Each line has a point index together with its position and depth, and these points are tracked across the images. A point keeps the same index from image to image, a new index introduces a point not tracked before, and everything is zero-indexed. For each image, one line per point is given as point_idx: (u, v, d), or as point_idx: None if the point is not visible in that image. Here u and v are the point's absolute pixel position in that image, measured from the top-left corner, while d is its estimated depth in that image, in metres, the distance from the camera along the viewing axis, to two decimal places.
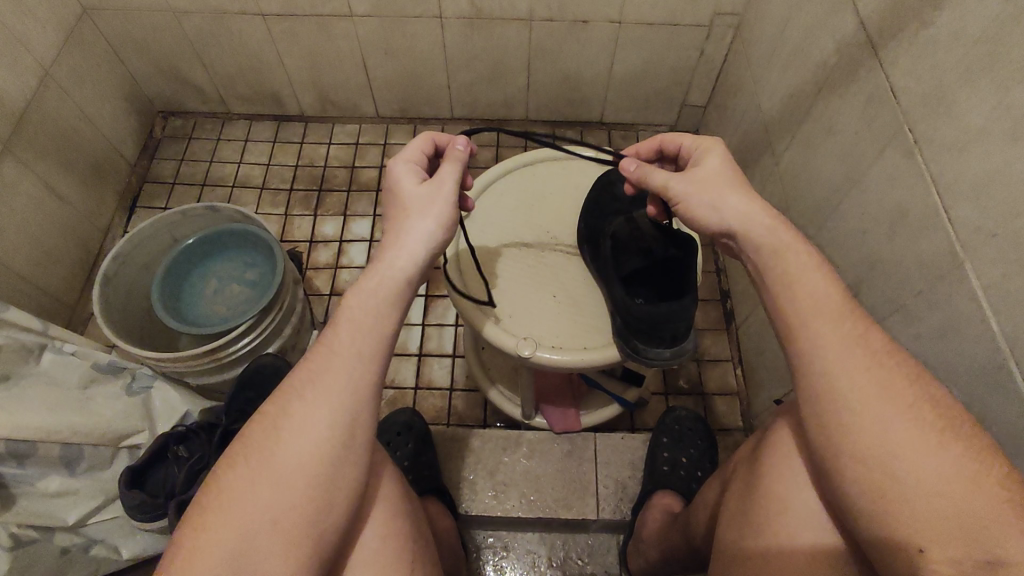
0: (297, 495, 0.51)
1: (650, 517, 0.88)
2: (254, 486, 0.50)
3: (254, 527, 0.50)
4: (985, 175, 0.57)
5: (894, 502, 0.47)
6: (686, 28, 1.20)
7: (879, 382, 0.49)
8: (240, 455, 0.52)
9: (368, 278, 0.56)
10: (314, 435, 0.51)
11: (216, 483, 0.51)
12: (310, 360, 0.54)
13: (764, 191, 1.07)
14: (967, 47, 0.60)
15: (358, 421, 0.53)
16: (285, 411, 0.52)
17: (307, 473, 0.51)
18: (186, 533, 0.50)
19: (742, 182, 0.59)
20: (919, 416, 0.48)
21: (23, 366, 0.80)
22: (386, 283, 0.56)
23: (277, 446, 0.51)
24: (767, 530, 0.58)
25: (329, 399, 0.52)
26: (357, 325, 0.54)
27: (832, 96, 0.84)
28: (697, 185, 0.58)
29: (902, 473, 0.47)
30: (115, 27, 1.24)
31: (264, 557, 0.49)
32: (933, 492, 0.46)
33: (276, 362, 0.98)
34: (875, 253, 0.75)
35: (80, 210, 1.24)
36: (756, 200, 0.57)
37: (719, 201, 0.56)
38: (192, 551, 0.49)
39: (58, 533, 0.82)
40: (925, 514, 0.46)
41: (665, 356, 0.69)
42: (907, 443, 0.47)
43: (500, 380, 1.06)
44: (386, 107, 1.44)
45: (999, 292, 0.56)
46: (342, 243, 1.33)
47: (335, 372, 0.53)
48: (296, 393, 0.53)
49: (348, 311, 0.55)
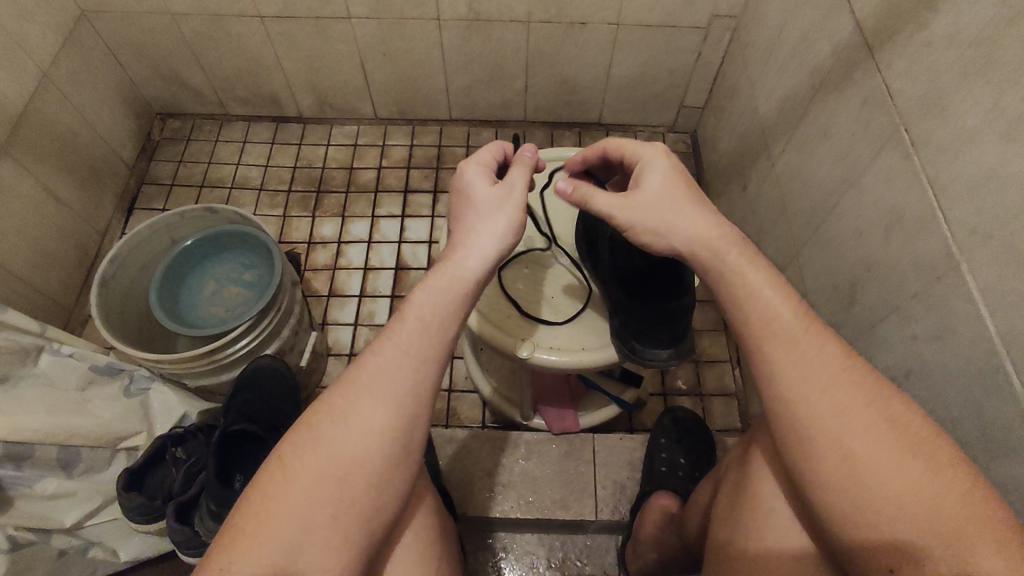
0: (353, 488, 0.51)
1: (646, 520, 0.86)
2: (314, 478, 0.50)
3: (309, 519, 0.49)
4: (980, 177, 0.58)
5: (865, 510, 0.47)
6: (683, 30, 1.20)
7: (849, 389, 0.50)
8: (301, 445, 0.51)
9: (439, 277, 0.56)
10: (378, 431, 0.52)
11: (271, 474, 0.51)
12: (371, 354, 0.54)
13: (762, 193, 1.08)
14: (962, 49, 0.60)
15: (417, 421, 0.54)
16: (350, 404, 0.52)
17: (367, 469, 0.51)
18: (240, 522, 0.49)
19: (681, 189, 0.59)
20: (894, 423, 0.48)
21: (20, 368, 0.80)
22: (457, 282, 0.56)
23: (340, 438, 0.51)
24: (759, 529, 0.58)
25: (390, 395, 0.53)
26: (426, 324, 0.55)
27: (829, 98, 0.84)
28: (635, 207, 0.59)
29: (872, 481, 0.47)
30: (113, 29, 1.24)
31: (318, 552, 0.49)
32: (902, 500, 0.46)
33: (276, 365, 0.98)
34: (872, 254, 0.75)
35: (79, 212, 1.24)
36: (703, 214, 0.58)
37: (665, 221, 0.58)
38: (245, 541, 0.48)
39: (56, 534, 0.84)
40: (894, 522, 0.46)
41: (663, 356, 0.69)
42: (879, 452, 0.47)
43: (499, 382, 1.07)
44: (384, 109, 1.44)
45: (995, 293, 0.56)
46: (341, 245, 1.33)
47: (401, 370, 0.53)
48: (360, 386, 0.53)
49: (416, 308, 0.55)
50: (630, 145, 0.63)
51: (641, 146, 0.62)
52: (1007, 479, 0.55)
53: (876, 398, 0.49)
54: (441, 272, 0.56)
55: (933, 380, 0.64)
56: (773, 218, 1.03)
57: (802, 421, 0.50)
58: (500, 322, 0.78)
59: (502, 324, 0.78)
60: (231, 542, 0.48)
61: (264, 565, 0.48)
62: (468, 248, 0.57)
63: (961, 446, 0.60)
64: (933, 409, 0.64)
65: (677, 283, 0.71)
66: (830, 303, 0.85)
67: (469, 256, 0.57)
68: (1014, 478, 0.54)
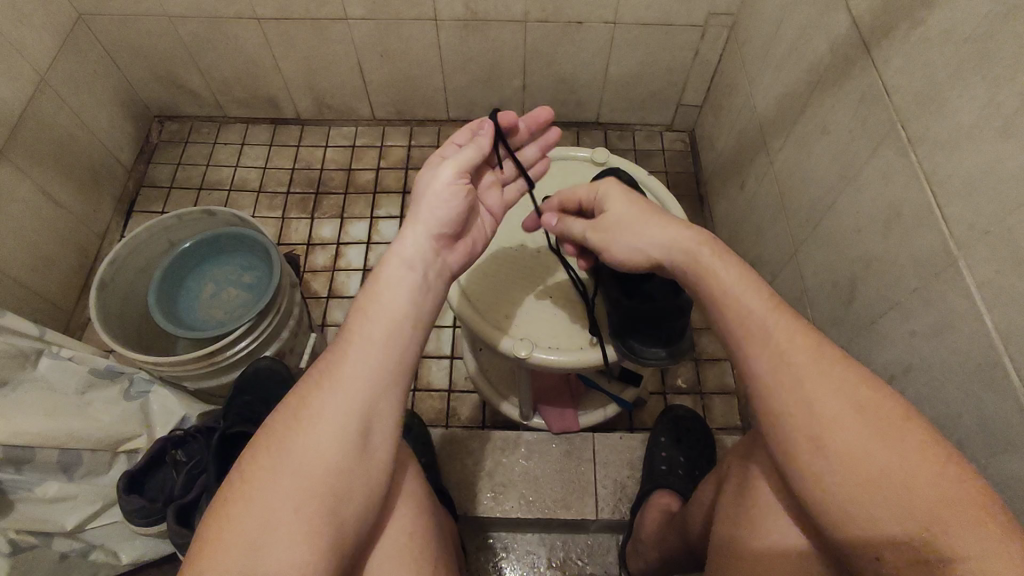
0: (314, 486, 0.50)
1: (648, 518, 0.87)
2: (273, 477, 0.50)
3: (271, 518, 0.49)
4: (976, 174, 0.58)
5: (850, 502, 0.47)
6: (680, 29, 1.20)
7: (847, 382, 0.49)
8: (260, 446, 0.52)
9: (377, 273, 0.59)
10: (333, 424, 0.52)
11: (236, 482, 0.51)
12: (326, 355, 0.56)
13: (760, 191, 1.08)
14: (959, 45, 0.60)
15: (376, 409, 0.54)
16: (306, 401, 0.53)
17: (326, 462, 0.51)
18: (207, 528, 0.49)
19: (642, 208, 0.62)
20: (882, 417, 0.48)
21: (19, 372, 0.80)
22: (394, 271, 0.59)
23: (297, 435, 0.52)
24: (761, 531, 0.58)
25: (348, 388, 0.53)
26: (369, 315, 0.57)
27: (826, 95, 0.84)
28: (606, 234, 0.62)
29: (863, 478, 0.46)
30: (110, 31, 1.24)
31: (283, 549, 0.48)
32: (887, 492, 0.45)
33: (275, 366, 0.96)
34: (870, 251, 0.75)
35: (77, 216, 1.24)
36: (663, 228, 0.60)
37: (634, 243, 0.60)
38: (212, 547, 0.48)
39: (57, 538, 0.83)
40: (876, 514, 0.46)
41: (662, 355, 0.71)
42: (866, 444, 0.47)
43: (500, 382, 1.07)
44: (382, 109, 1.44)
45: (994, 289, 0.56)
46: (339, 247, 1.33)
47: (351, 362, 0.55)
48: (314, 383, 0.54)
49: (359, 304, 0.58)
50: (587, 188, 0.68)
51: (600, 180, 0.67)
52: (1005, 477, 0.55)
53: (863, 386, 0.49)
54: (381, 266, 0.59)
55: (932, 376, 0.64)
56: (771, 215, 1.03)
57: (800, 413, 0.49)
58: (513, 284, 0.81)
59: (513, 285, 0.81)
60: (202, 548, 0.48)
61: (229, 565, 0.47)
62: (402, 240, 0.60)
63: (959, 443, 0.60)
64: (932, 406, 0.64)
65: (673, 282, 0.70)
66: (829, 301, 0.85)
67: (402, 246, 0.60)
68: (1013, 474, 0.54)
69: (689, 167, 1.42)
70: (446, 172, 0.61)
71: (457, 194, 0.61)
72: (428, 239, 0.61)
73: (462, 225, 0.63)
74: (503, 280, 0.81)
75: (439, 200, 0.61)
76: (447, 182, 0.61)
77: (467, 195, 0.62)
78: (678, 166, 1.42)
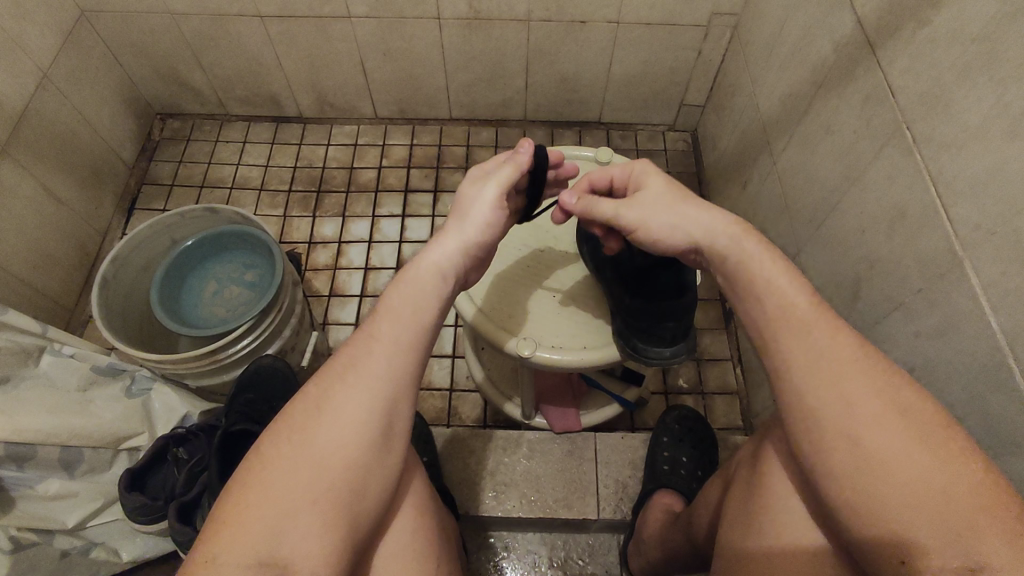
0: (332, 479, 0.51)
1: (651, 518, 0.87)
2: (294, 467, 0.50)
3: (286, 508, 0.49)
4: (982, 175, 0.58)
5: (876, 507, 0.46)
6: (684, 28, 1.20)
7: (866, 385, 0.49)
8: (282, 435, 0.51)
9: (407, 275, 0.59)
10: (356, 421, 0.52)
11: (252, 471, 0.50)
12: (349, 349, 0.56)
13: (763, 191, 1.08)
14: (965, 45, 0.60)
15: (396, 410, 0.54)
16: (327, 394, 0.53)
17: (347, 459, 0.51)
18: (222, 514, 0.49)
19: (678, 186, 0.63)
20: (916, 423, 0.47)
21: (22, 368, 0.81)
22: (424, 277, 0.58)
23: (320, 427, 0.52)
24: (772, 529, 0.58)
25: (369, 384, 0.53)
26: (398, 316, 0.56)
27: (830, 95, 0.84)
28: (642, 210, 0.62)
29: (885, 483, 0.46)
30: (112, 28, 1.24)
31: (299, 541, 0.49)
32: (927, 501, 0.45)
33: (278, 365, 0.96)
34: (875, 252, 0.75)
35: (79, 213, 1.24)
36: (696, 208, 0.60)
37: (672, 219, 0.60)
38: (226, 533, 0.48)
39: (58, 536, 0.83)
40: (904, 521, 0.45)
41: (665, 354, 0.70)
42: (893, 450, 0.46)
43: (502, 383, 1.06)
44: (384, 108, 1.44)
45: (999, 290, 0.56)
46: (341, 244, 1.33)
47: (375, 361, 0.54)
48: (337, 376, 0.54)
49: (386, 302, 0.57)
50: (622, 168, 0.68)
51: (627, 164, 0.68)
52: (1012, 478, 0.55)
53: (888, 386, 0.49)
54: (413, 265, 0.59)
55: (936, 376, 0.64)
56: (774, 215, 1.03)
57: (810, 405, 0.50)
58: (526, 291, 0.81)
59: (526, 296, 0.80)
60: (216, 531, 0.48)
61: (245, 551, 0.47)
62: (435, 247, 0.60)
63: None
64: None
65: (677, 282, 0.70)
66: (833, 301, 0.85)
67: (437, 255, 0.60)
68: (1016, 475, 0.54)
69: (690, 167, 1.42)
70: (488, 194, 0.62)
71: (495, 221, 0.63)
72: (462, 251, 0.61)
73: (490, 248, 0.65)
74: (523, 282, 0.81)
75: (478, 224, 0.62)
76: (487, 206, 0.62)
77: (501, 221, 0.63)
78: (680, 167, 1.42)
